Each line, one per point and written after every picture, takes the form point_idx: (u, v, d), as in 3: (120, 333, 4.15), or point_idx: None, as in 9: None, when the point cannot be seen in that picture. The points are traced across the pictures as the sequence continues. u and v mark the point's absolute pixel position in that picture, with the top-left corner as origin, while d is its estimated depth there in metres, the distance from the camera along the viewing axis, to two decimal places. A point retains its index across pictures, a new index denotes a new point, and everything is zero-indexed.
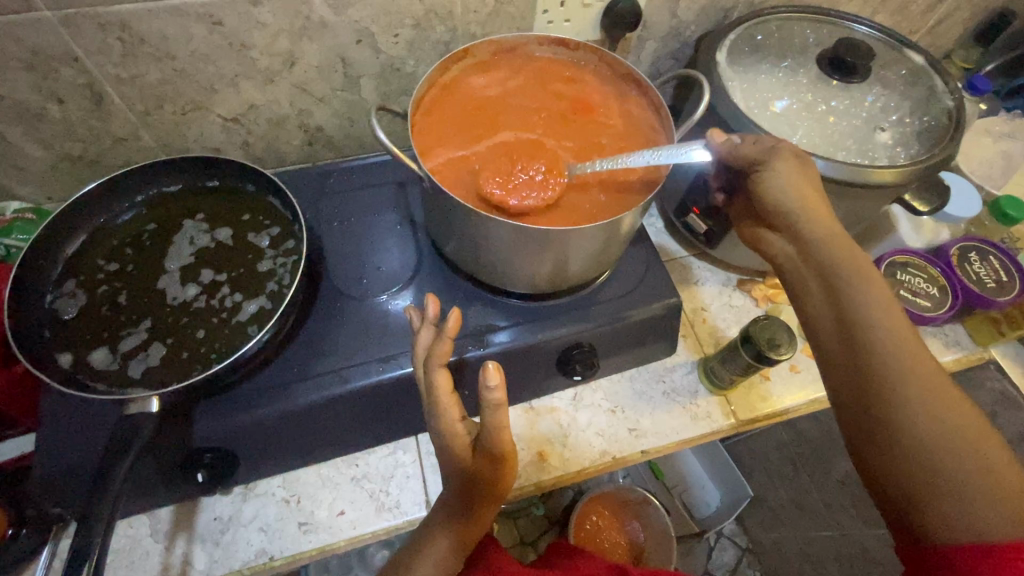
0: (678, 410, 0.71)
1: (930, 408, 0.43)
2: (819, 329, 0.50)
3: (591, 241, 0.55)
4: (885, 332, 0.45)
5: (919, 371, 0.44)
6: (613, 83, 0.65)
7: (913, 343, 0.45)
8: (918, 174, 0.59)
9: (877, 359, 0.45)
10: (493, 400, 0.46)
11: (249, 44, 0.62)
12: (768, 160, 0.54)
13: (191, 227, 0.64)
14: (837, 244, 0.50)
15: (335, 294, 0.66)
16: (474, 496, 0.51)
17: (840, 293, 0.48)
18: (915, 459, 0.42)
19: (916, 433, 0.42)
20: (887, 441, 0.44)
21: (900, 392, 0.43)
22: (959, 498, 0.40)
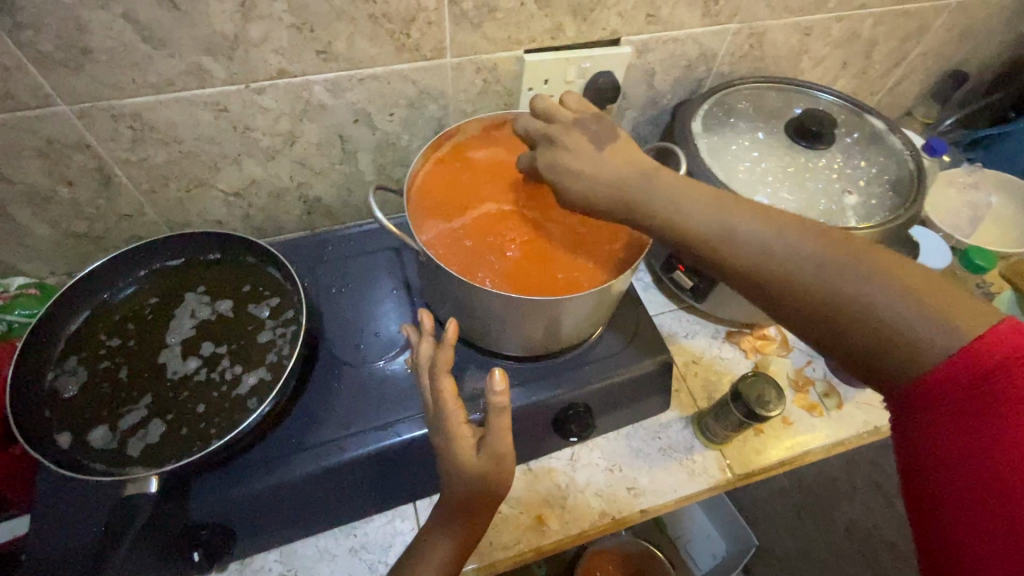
0: (675, 466, 0.72)
1: (822, 259, 0.39)
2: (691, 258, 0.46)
3: (582, 306, 0.57)
4: (741, 234, 0.42)
5: (784, 241, 0.41)
6: None
7: (765, 238, 0.42)
8: (886, 235, 0.63)
9: (740, 261, 0.42)
10: (498, 403, 0.47)
11: (252, 126, 0.65)
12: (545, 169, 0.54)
13: (193, 300, 0.66)
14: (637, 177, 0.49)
15: (332, 361, 0.67)
16: (475, 509, 0.52)
17: (672, 215, 0.46)
18: (841, 314, 0.38)
19: (826, 288, 0.39)
20: (810, 317, 0.40)
21: (776, 271, 0.41)
22: (914, 351, 0.35)
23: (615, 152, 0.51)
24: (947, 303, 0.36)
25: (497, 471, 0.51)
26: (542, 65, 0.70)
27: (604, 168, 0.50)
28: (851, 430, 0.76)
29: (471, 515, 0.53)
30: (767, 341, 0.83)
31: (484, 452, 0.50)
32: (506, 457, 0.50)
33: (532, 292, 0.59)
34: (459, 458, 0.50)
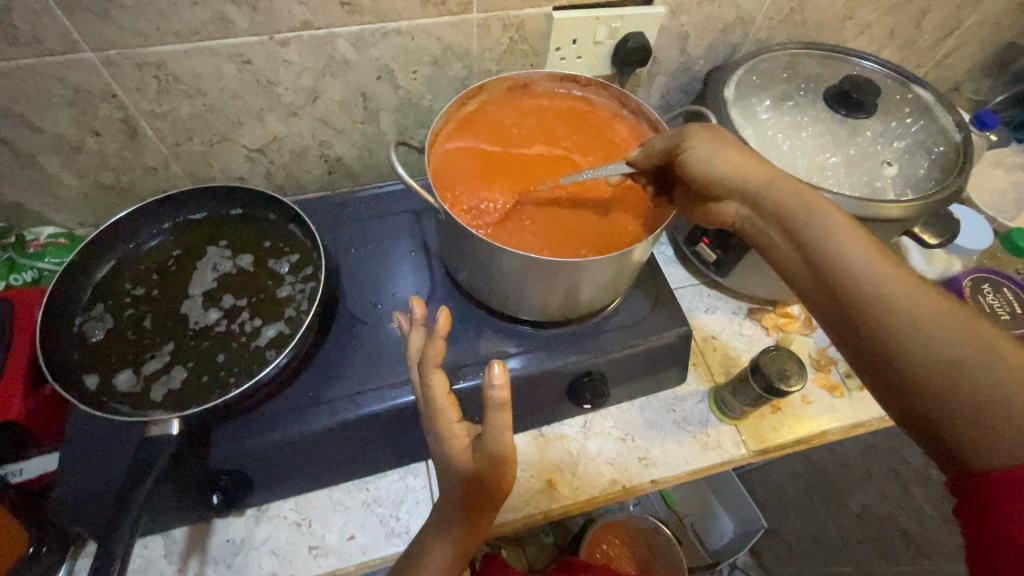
0: (689, 440, 0.71)
1: (932, 316, 0.39)
2: (801, 278, 0.47)
3: (602, 270, 0.56)
4: (862, 270, 0.43)
5: (910, 295, 0.40)
6: (627, 122, 0.67)
7: (895, 276, 0.42)
8: (927, 209, 0.60)
9: (853, 288, 0.43)
10: (497, 401, 0.45)
11: (276, 81, 0.65)
12: (683, 135, 0.56)
13: (215, 253, 0.66)
14: (789, 195, 0.50)
15: (349, 321, 0.67)
16: (478, 505, 0.51)
17: (795, 220, 0.48)
18: (908, 355, 0.39)
19: (921, 341, 0.39)
20: (871, 333, 0.41)
21: (880, 311, 0.41)
22: (994, 428, 0.35)
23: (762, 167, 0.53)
24: None
25: (496, 471, 0.48)
26: (572, 24, 0.67)
27: (754, 173, 0.52)
28: (872, 412, 0.74)
29: (474, 512, 0.51)
30: (790, 320, 0.81)
31: (481, 452, 0.48)
32: (506, 458, 0.47)
33: (537, 249, 0.58)
34: (455, 454, 0.49)
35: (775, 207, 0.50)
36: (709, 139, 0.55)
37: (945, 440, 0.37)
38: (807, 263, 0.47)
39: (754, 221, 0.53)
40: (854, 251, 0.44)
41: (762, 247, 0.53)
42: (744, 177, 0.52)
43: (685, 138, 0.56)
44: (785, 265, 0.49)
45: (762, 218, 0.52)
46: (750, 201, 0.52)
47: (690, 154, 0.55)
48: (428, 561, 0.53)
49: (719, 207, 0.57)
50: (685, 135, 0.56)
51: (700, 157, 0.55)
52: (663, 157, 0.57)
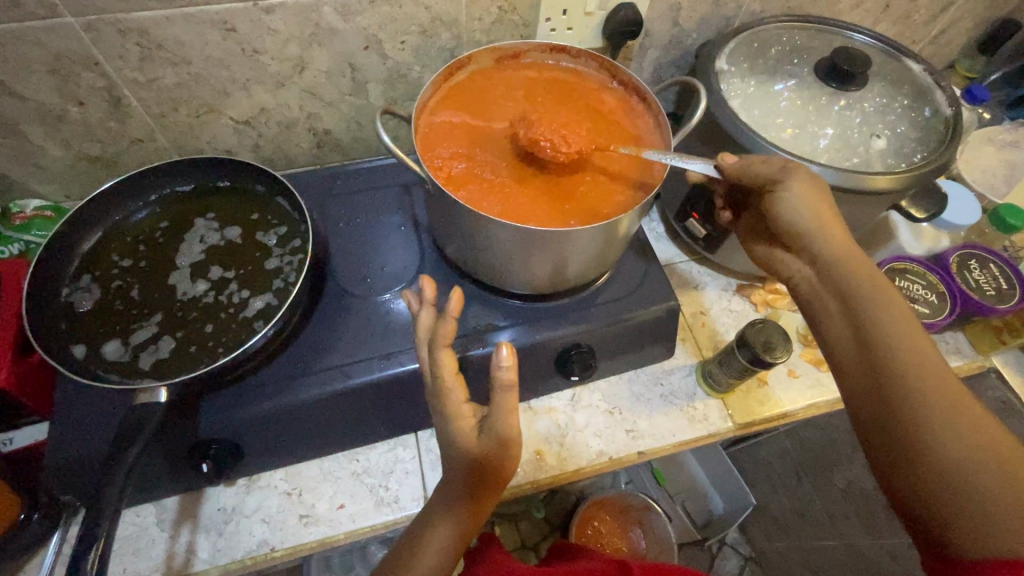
0: (676, 413, 0.72)
1: (950, 413, 0.42)
2: (847, 366, 0.49)
3: (590, 241, 0.56)
4: (901, 356, 0.45)
5: (963, 424, 0.42)
6: (617, 94, 0.67)
7: (934, 367, 0.44)
8: (914, 181, 0.60)
9: (906, 399, 0.44)
10: (504, 381, 0.47)
11: (261, 50, 0.64)
12: (785, 178, 0.56)
13: (202, 225, 0.66)
14: (863, 277, 0.50)
15: (340, 295, 0.67)
16: (480, 483, 0.51)
17: (850, 290, 0.50)
18: (918, 437, 0.43)
19: (935, 431, 0.42)
20: (895, 412, 0.44)
21: (926, 434, 0.42)
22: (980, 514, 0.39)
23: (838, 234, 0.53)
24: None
25: (501, 453, 0.49)
26: None
27: (830, 234, 0.53)
28: None
29: (477, 491, 0.52)
30: (779, 295, 0.81)
31: (488, 434, 0.49)
32: (512, 440, 0.49)
33: (524, 220, 0.57)
34: (461, 436, 0.50)
35: (845, 284, 0.51)
36: (812, 189, 0.55)
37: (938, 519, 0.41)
38: (850, 328, 0.49)
39: (816, 285, 0.54)
40: (899, 335, 0.46)
41: (813, 316, 0.54)
42: (820, 238, 0.53)
43: (786, 182, 0.55)
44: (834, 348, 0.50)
45: (824, 288, 0.53)
46: (820, 270, 0.53)
47: (784, 199, 0.56)
48: (431, 533, 0.53)
49: (789, 258, 0.58)
50: (787, 179, 0.56)
51: (794, 206, 0.55)
52: (757, 186, 0.59)
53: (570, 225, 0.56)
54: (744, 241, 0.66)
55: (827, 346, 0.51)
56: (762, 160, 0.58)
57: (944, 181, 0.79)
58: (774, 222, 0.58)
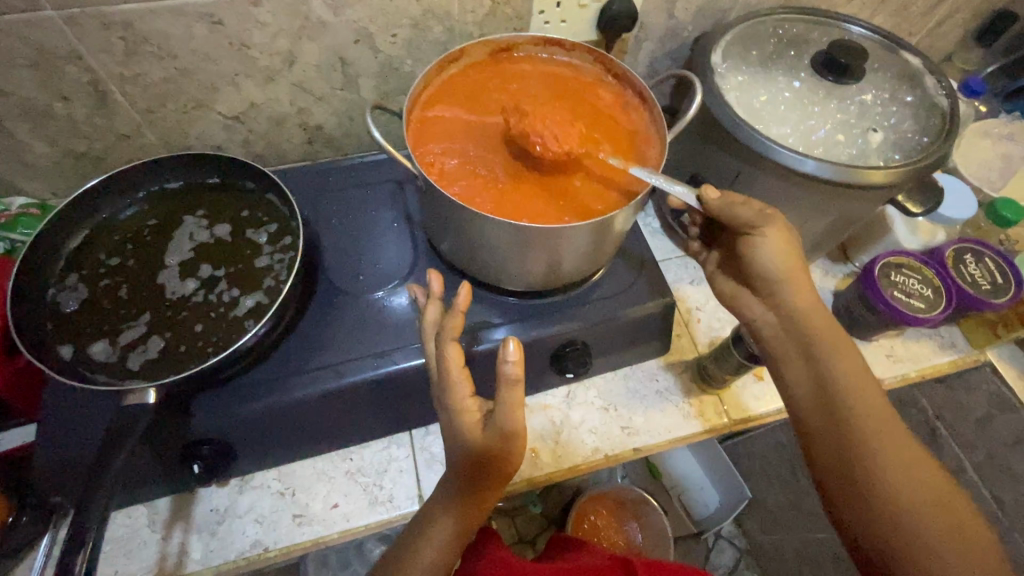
0: (671, 409, 0.72)
1: (896, 459, 0.48)
2: (808, 413, 0.53)
3: (584, 237, 0.55)
4: (857, 406, 0.51)
5: (906, 469, 0.48)
6: (612, 88, 0.66)
7: (883, 416, 0.50)
8: (911, 174, 0.60)
9: (861, 447, 0.49)
10: (510, 376, 0.46)
11: (249, 43, 0.63)
12: (762, 225, 0.56)
13: (191, 223, 0.65)
14: (823, 327, 0.54)
15: (333, 292, 0.67)
16: (483, 477, 0.51)
17: (813, 341, 0.54)
18: (875, 481, 0.48)
19: (886, 475, 0.48)
20: (853, 458, 0.49)
21: (877, 483, 0.47)
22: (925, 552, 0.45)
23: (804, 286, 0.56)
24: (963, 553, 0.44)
25: (504, 446, 0.49)
26: None
27: (799, 287, 0.55)
28: None
29: (479, 485, 0.52)
30: None
31: (491, 427, 0.49)
32: (516, 434, 0.48)
33: (517, 218, 0.57)
34: (463, 431, 0.50)
35: (808, 334, 0.54)
36: (785, 239, 0.55)
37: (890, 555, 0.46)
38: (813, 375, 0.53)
39: (779, 331, 0.57)
40: (854, 387, 0.51)
41: (774, 360, 0.57)
42: (790, 289, 0.55)
43: (762, 229, 0.56)
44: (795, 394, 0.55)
45: (789, 337, 0.56)
46: (784, 318, 0.56)
47: (760, 245, 0.56)
48: (433, 529, 0.53)
49: (752, 300, 0.60)
50: (765, 226, 0.56)
51: (767, 254, 0.56)
52: (736, 226, 0.58)
53: (564, 222, 0.55)
54: (713, 276, 0.67)
55: (788, 390, 0.55)
56: (743, 202, 0.57)
57: (938, 174, 0.79)
58: (747, 266, 0.58)
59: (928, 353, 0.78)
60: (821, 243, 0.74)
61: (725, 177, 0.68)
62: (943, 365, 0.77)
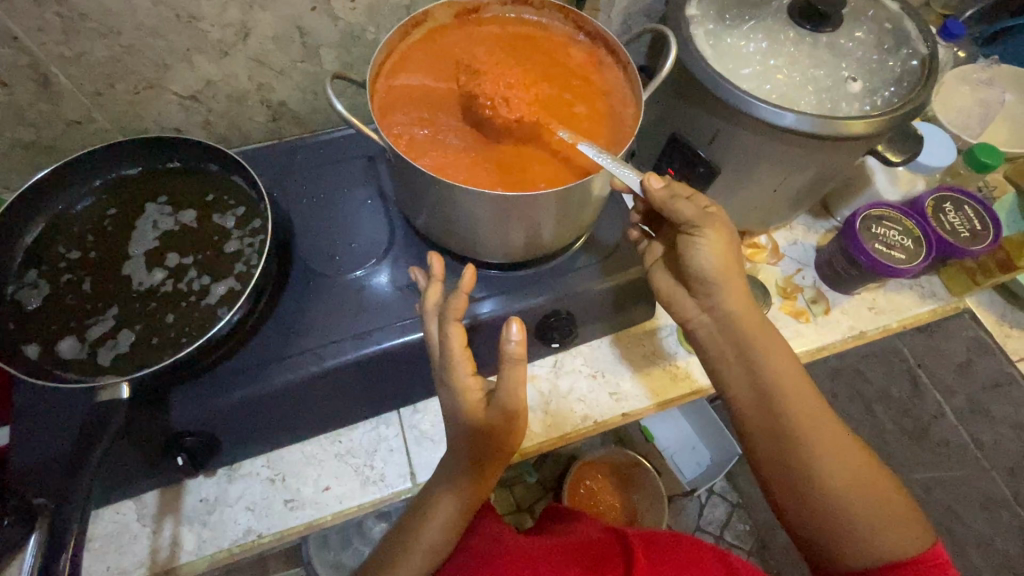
0: (658, 372, 0.72)
1: (826, 449, 0.54)
2: (756, 434, 0.56)
3: (561, 205, 0.54)
4: (788, 403, 0.54)
5: (837, 455, 0.54)
6: (584, 47, 0.63)
7: (813, 406, 0.55)
8: (891, 123, 0.59)
9: (797, 440, 0.54)
10: (514, 353, 0.46)
11: (198, 15, 0.59)
12: (703, 225, 0.54)
13: (154, 210, 0.62)
14: (757, 331, 0.56)
15: (307, 278, 0.65)
16: (490, 453, 0.51)
17: (748, 339, 0.56)
18: (809, 469, 0.53)
19: (817, 465, 0.53)
20: (791, 451, 0.54)
21: (814, 477, 0.53)
22: (856, 532, 0.52)
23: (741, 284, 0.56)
24: (889, 524, 0.52)
25: (508, 423, 0.49)
26: None
27: (733, 288, 0.55)
28: (836, 335, 0.75)
29: (485, 461, 0.52)
30: (755, 249, 0.81)
31: (495, 406, 0.49)
32: (519, 412, 0.48)
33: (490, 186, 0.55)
34: (467, 410, 0.49)
35: (744, 340, 0.56)
36: (722, 239, 0.54)
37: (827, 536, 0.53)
38: (750, 372, 0.56)
39: (716, 334, 0.57)
40: (786, 381, 0.55)
41: (711, 361, 0.59)
42: (722, 287, 0.55)
43: (703, 229, 0.54)
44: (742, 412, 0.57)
45: (723, 339, 0.57)
46: (720, 322, 0.56)
47: (699, 246, 0.54)
48: (435, 507, 0.55)
49: (687, 300, 0.59)
50: (705, 227, 0.54)
51: (705, 256, 0.54)
52: (675, 219, 0.55)
53: (539, 189, 0.54)
54: (648, 271, 0.64)
55: (727, 391, 0.58)
56: (684, 194, 0.54)
57: (916, 122, 0.79)
58: (683, 265, 0.57)
59: (909, 303, 0.78)
60: (802, 199, 0.74)
61: (704, 135, 0.66)
62: (923, 314, 0.77)
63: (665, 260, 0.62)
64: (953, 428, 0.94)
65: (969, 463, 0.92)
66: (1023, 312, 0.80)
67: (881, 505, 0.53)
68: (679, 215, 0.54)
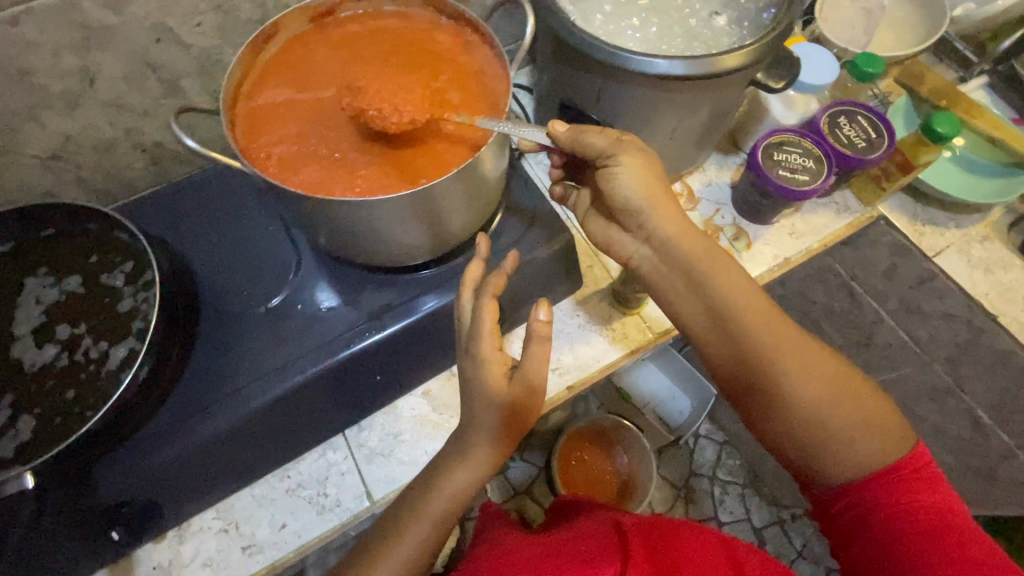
0: (596, 339, 0.72)
1: (796, 367, 0.53)
2: (724, 362, 0.56)
3: (450, 195, 0.53)
4: (748, 326, 0.54)
5: (807, 369, 0.53)
6: (450, 29, 0.61)
7: (775, 324, 0.54)
8: (765, 50, 0.59)
9: (762, 361, 0.53)
10: (541, 331, 0.51)
11: (30, 69, 0.55)
12: (616, 153, 0.54)
13: (35, 283, 0.59)
14: (701, 254, 0.55)
15: (223, 321, 0.62)
16: (510, 428, 0.52)
17: (695, 267, 0.55)
18: (781, 388, 0.53)
19: (789, 383, 0.53)
20: (760, 372, 0.54)
21: (786, 393, 0.53)
22: (840, 443, 0.52)
23: (677, 209, 0.56)
24: (871, 432, 0.53)
25: (528, 400, 0.52)
26: None
27: (665, 215, 0.55)
28: (761, 267, 0.76)
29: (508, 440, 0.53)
30: None
31: (518, 381, 0.51)
32: (539, 389, 0.52)
33: (373, 191, 0.53)
34: (489, 382, 0.51)
35: (690, 267, 0.55)
36: (641, 164, 0.54)
37: (811, 451, 0.53)
38: (703, 298, 0.55)
39: (657, 265, 0.57)
40: (744, 304, 0.54)
41: (658, 292, 0.58)
42: (658, 217, 0.55)
43: (617, 157, 0.54)
44: (711, 350, 0.56)
45: (668, 269, 0.57)
46: (658, 250, 0.56)
47: (618, 175, 0.54)
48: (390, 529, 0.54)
49: (621, 237, 0.60)
50: (618, 154, 0.54)
51: (625, 184, 0.54)
52: (591, 155, 0.56)
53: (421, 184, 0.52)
54: (584, 218, 0.65)
55: (681, 320, 0.58)
56: (595, 131, 0.56)
57: (795, 43, 0.77)
58: (608, 198, 0.57)
59: (825, 221, 0.79)
60: (704, 141, 0.74)
61: (590, 97, 0.66)
62: (840, 230, 0.79)
63: (595, 204, 0.64)
64: (894, 330, 0.97)
65: (913, 360, 0.95)
66: (933, 209, 0.82)
67: (862, 413, 0.53)
68: (592, 144, 0.56)
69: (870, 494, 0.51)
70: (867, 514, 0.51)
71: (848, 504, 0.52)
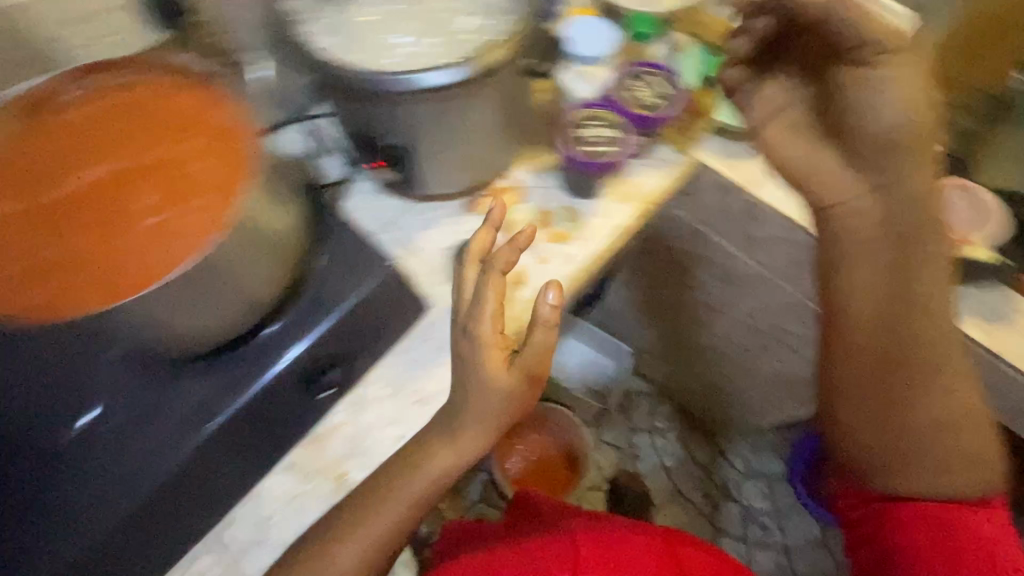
0: (452, 360, 0.70)
1: (928, 383, 0.67)
2: (875, 329, 0.67)
3: (211, 276, 0.50)
4: (915, 304, 0.65)
5: (943, 373, 0.67)
6: (191, 88, 0.56)
7: (933, 314, 0.66)
8: (517, 41, 0.62)
9: (916, 347, 0.66)
10: (552, 309, 0.59)
11: None
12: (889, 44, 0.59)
13: None
14: (852, 254, 0.68)
15: (41, 459, 0.57)
16: (499, 421, 0.61)
17: (847, 231, 0.68)
18: (911, 384, 0.67)
19: (928, 371, 0.67)
20: (903, 372, 0.67)
21: (925, 395, 0.67)
22: (921, 460, 0.68)
23: (846, 155, 0.66)
24: (958, 446, 0.68)
25: (519, 400, 0.61)
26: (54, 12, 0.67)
27: (811, 152, 0.67)
28: (597, 242, 0.78)
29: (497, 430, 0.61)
30: (502, 194, 0.81)
31: (517, 366, 0.59)
32: (541, 376, 0.61)
33: (113, 289, 0.48)
34: (484, 362, 0.59)
35: (897, 227, 0.65)
36: (910, 71, 0.60)
37: (903, 452, 0.68)
38: (863, 270, 0.67)
39: (882, 210, 0.65)
40: (888, 289, 0.66)
41: (824, 183, 0.67)
42: (869, 143, 0.64)
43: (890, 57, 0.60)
44: (858, 304, 0.68)
45: (846, 242, 0.68)
46: (786, 167, 0.69)
47: (886, 78, 0.60)
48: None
49: (785, 140, 0.68)
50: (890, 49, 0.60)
51: (889, 112, 0.61)
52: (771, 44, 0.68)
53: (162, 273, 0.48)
54: (580, 185, 0.79)
55: (854, 292, 0.68)
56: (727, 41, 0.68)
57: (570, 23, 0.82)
58: (802, 137, 0.68)
59: (648, 180, 0.82)
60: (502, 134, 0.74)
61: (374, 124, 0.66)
62: (665, 184, 0.82)
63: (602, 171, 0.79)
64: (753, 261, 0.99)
65: (771, 287, 0.97)
66: (744, 142, 0.85)
67: (959, 433, 0.68)
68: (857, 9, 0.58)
69: (924, 531, 0.66)
70: (900, 531, 0.67)
71: (918, 525, 0.67)
